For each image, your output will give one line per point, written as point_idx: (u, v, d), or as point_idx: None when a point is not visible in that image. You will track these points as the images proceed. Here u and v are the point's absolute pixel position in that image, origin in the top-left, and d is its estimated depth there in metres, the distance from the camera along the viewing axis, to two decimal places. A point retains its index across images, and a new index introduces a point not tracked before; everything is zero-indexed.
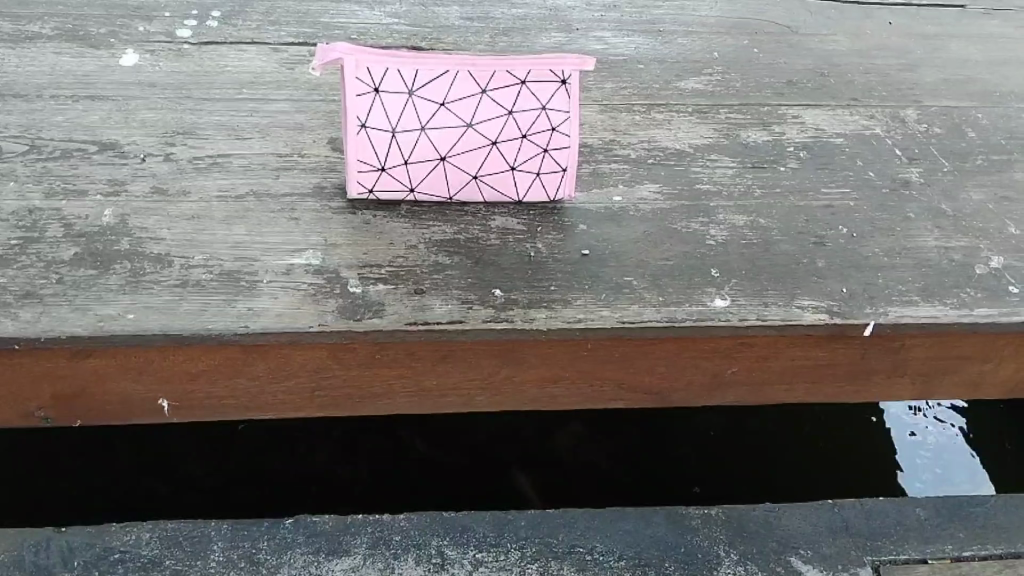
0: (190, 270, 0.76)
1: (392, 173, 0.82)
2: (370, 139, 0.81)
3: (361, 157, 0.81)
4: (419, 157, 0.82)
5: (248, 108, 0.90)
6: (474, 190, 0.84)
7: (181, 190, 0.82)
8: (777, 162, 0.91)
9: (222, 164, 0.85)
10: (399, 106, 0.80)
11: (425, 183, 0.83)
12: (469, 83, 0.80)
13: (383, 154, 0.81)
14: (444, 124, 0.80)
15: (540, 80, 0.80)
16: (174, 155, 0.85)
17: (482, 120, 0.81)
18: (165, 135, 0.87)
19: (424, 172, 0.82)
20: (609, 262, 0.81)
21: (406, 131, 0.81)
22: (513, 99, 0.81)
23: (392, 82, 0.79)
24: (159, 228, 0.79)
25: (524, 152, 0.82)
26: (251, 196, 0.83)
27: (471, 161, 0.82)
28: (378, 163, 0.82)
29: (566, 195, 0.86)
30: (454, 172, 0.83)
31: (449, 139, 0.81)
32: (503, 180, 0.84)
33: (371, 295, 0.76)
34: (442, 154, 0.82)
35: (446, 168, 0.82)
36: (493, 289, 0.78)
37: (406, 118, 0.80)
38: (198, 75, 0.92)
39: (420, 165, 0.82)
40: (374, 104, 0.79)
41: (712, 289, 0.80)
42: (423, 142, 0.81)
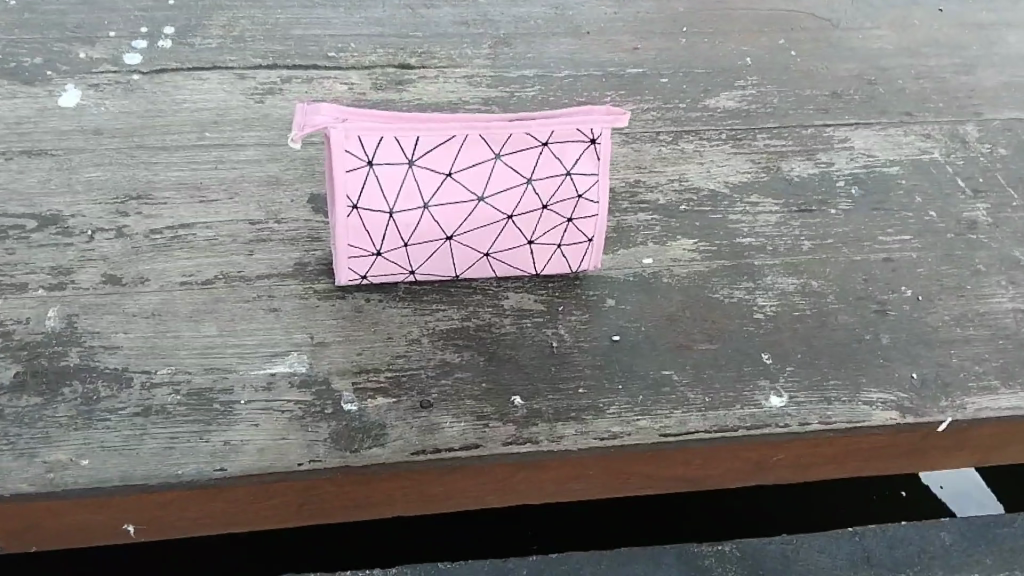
0: (152, 389, 0.68)
1: (391, 254, 0.70)
2: (364, 220, 0.69)
3: (354, 239, 0.69)
4: (422, 235, 0.70)
5: (212, 158, 0.78)
6: (487, 267, 0.73)
7: (137, 278, 0.72)
8: (827, 201, 0.79)
9: (184, 239, 0.74)
10: (398, 179, 0.68)
11: (431, 264, 0.71)
12: (481, 148, 0.68)
13: (381, 234, 0.69)
14: (453, 198, 0.69)
15: (562, 140, 0.69)
16: (127, 230, 0.74)
17: (497, 191, 0.69)
18: (117, 201, 0.75)
19: (430, 252, 0.71)
20: (642, 349, 0.71)
21: (408, 207, 0.69)
22: (532, 165, 0.69)
23: (389, 152, 0.67)
24: (112, 331, 0.70)
25: (545, 223, 0.71)
26: (220, 278, 0.73)
27: (485, 236, 0.71)
28: (374, 244, 0.70)
29: (592, 264, 0.74)
30: (464, 250, 0.71)
31: (458, 213, 0.69)
32: (521, 257, 0.72)
33: (369, 413, 0.68)
34: (450, 230, 0.70)
35: (455, 245, 0.71)
36: (512, 397, 0.69)
37: (407, 192, 0.68)
38: (151, 116, 0.79)
39: (424, 244, 0.70)
40: (369, 178, 0.67)
41: (765, 382, 0.70)
42: (428, 219, 0.69)
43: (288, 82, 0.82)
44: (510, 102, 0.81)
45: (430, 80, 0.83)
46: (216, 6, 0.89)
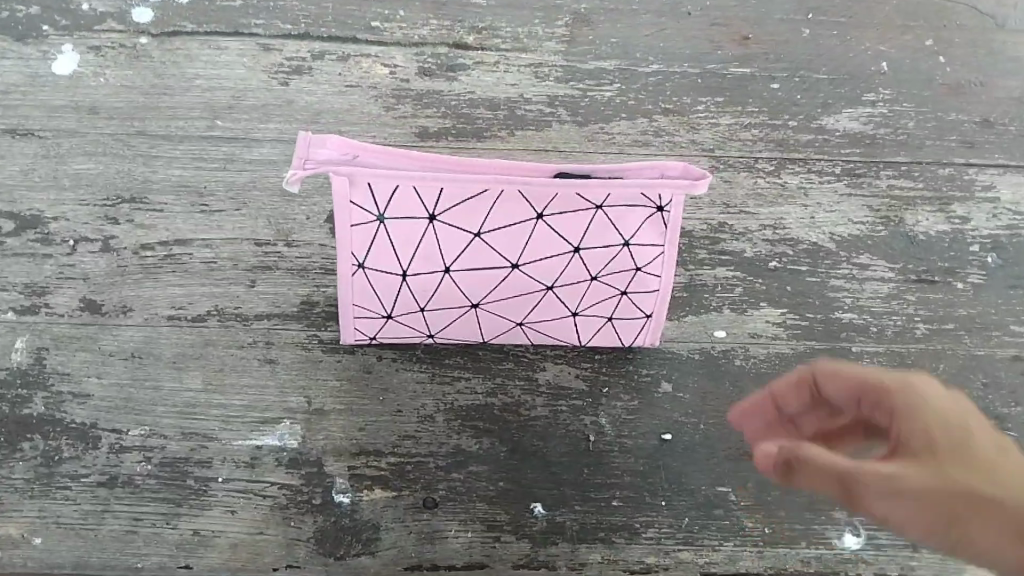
0: (121, 453, 0.59)
1: (405, 317, 0.59)
2: (373, 280, 0.57)
3: (360, 298, 0.58)
4: (442, 300, 0.58)
5: (221, 155, 0.66)
6: (521, 336, 0.60)
7: (119, 306, 0.62)
8: (953, 271, 0.64)
9: (177, 259, 0.64)
10: (414, 237, 0.55)
11: (453, 328, 0.60)
12: (519, 208, 0.53)
13: (393, 295, 0.58)
14: (480, 261, 0.56)
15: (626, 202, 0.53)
16: (114, 243, 0.64)
17: (536, 256, 0.56)
18: (107, 204, 0.65)
19: (450, 317, 0.59)
20: (698, 454, 0.60)
21: (425, 268, 0.56)
22: (583, 230, 0.54)
23: (403, 204, 0.53)
24: (83, 374, 0.61)
25: (591, 295, 0.58)
26: (213, 313, 0.62)
27: (517, 304, 0.58)
28: (385, 305, 0.58)
29: (650, 343, 0.61)
30: (492, 317, 0.59)
31: (486, 279, 0.57)
32: (562, 327, 0.60)
33: (361, 509, 0.58)
34: (475, 295, 0.58)
35: (482, 312, 0.59)
36: (531, 505, 0.59)
37: (424, 252, 0.55)
38: (156, 93, 0.67)
39: (444, 310, 0.58)
40: (379, 234, 0.55)
41: (840, 515, 0.59)
42: (448, 283, 0.57)
43: (319, 58, 0.69)
44: (580, 104, 0.68)
45: (488, 66, 0.69)
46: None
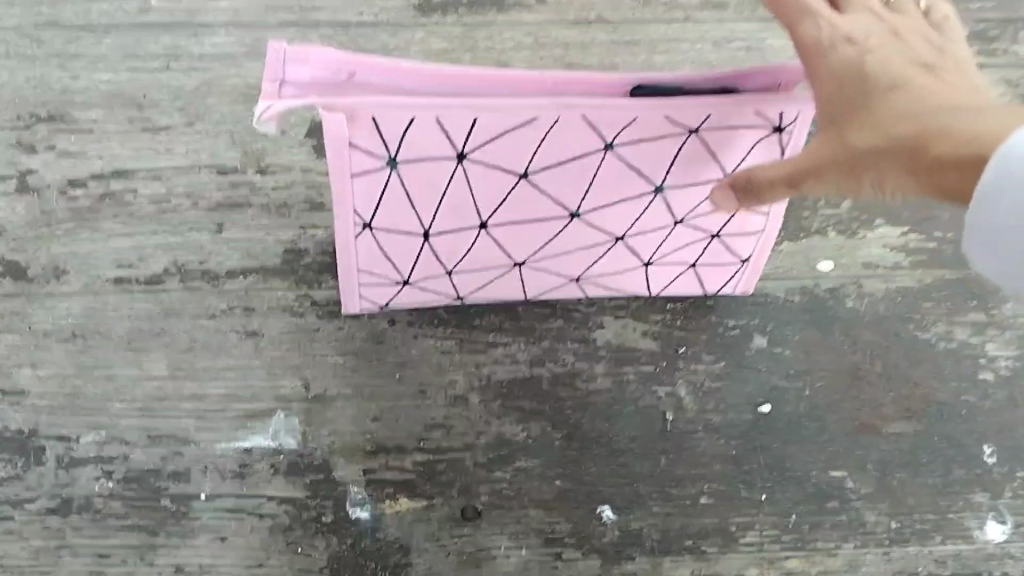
0: (72, 469, 0.46)
1: (427, 276, 0.45)
2: (386, 241, 0.43)
3: (369, 262, 0.44)
4: (476, 255, 0.44)
5: (162, 48, 0.51)
6: (574, 288, 0.48)
7: (50, 268, 0.48)
8: None
9: (119, 198, 0.49)
10: (440, 192, 0.40)
11: (489, 281, 0.46)
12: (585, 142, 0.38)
13: (412, 256, 0.44)
14: (530, 211, 0.42)
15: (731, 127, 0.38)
16: (33, 180, 0.49)
17: (606, 202, 0.41)
18: (19, 125, 0.49)
19: (486, 270, 0.45)
20: (804, 429, 0.49)
21: (455, 224, 0.42)
22: (670, 164, 0.40)
23: (426, 151, 0.38)
24: (12, 364, 0.47)
25: (672, 240, 0.45)
26: (173, 273, 0.48)
27: (575, 252, 0.45)
28: (402, 265, 0.44)
29: (736, 288, 0.49)
30: (541, 269, 0.46)
31: (537, 229, 0.43)
32: (630, 277, 0.47)
33: (386, 526, 0.46)
34: (521, 248, 0.44)
35: (528, 263, 0.45)
36: (599, 508, 0.47)
37: (456, 207, 0.41)
38: None
39: (479, 264, 0.45)
40: (391, 188, 0.39)
41: (982, 499, 0.48)
42: (485, 235, 0.43)
43: None
44: None
45: None
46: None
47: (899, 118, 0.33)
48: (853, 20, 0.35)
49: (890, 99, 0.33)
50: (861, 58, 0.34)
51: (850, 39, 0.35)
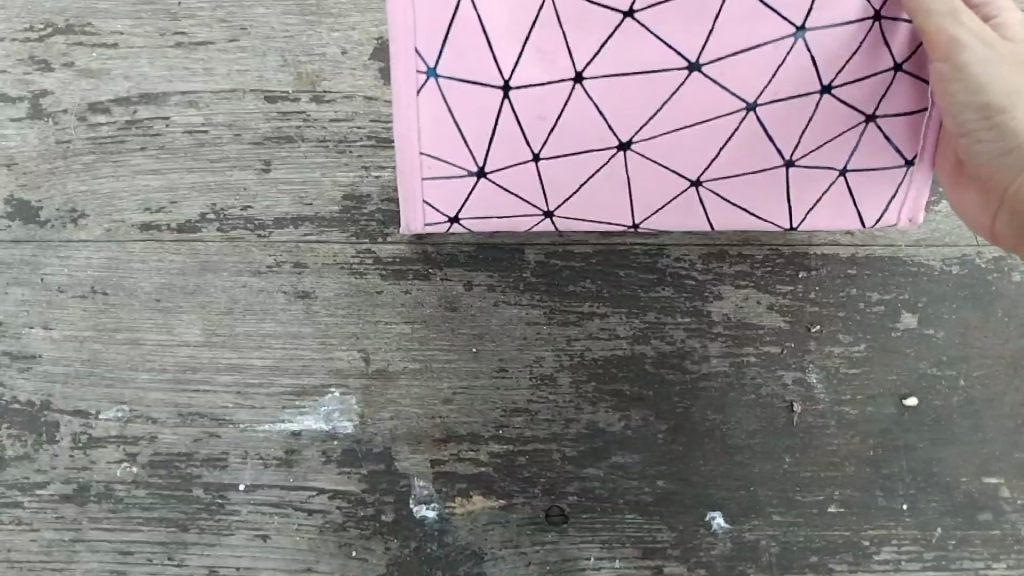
0: (90, 450, 0.39)
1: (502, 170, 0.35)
2: (445, 114, 0.33)
3: (430, 144, 0.34)
4: (561, 141, 0.33)
5: None
6: (692, 208, 0.36)
7: (66, 210, 0.40)
8: None
9: (148, 126, 0.41)
10: (520, 24, 0.31)
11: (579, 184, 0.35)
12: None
13: (483, 137, 0.33)
14: (630, 65, 0.31)
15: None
16: (48, 104, 0.41)
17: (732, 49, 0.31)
18: (32, 36, 0.41)
19: (576, 166, 0.34)
20: (955, 428, 0.40)
21: (535, 77, 0.32)
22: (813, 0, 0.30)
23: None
24: (22, 323, 0.40)
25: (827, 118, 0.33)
26: (211, 220, 0.41)
27: (695, 141, 0.33)
28: (470, 152, 0.34)
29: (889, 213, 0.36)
30: (645, 170, 0.34)
31: (641, 92, 0.32)
32: (762, 186, 0.35)
33: (456, 528, 0.39)
34: (620, 132, 0.33)
35: (629, 156, 0.34)
36: (708, 515, 0.40)
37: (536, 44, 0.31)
38: None
39: (567, 154, 0.34)
40: (446, 49, 0.31)
41: None
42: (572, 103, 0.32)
43: None
44: None
45: None
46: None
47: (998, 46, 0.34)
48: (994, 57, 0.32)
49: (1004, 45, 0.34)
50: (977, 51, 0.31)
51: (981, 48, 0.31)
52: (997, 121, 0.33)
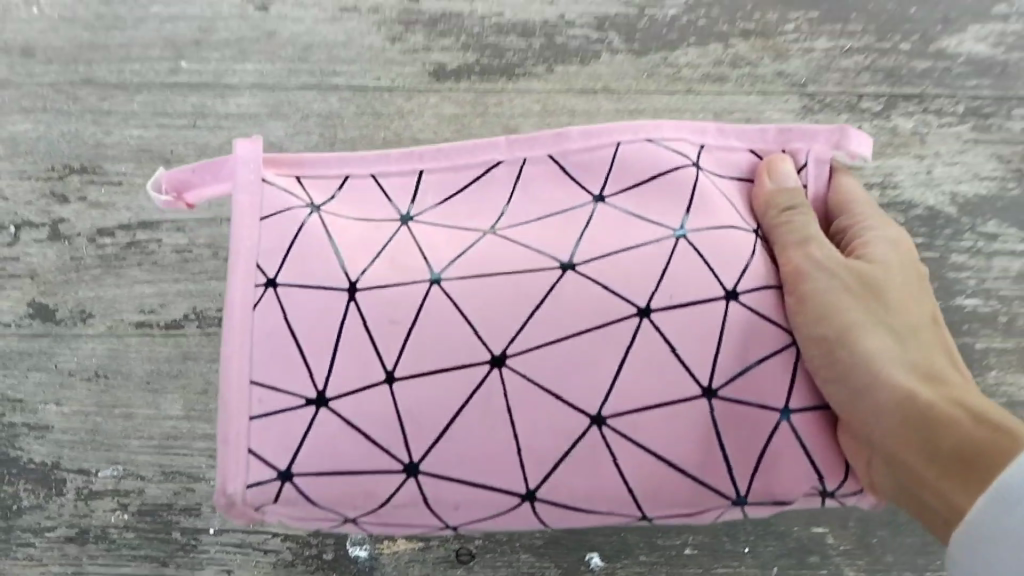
0: (90, 501, 0.49)
1: (377, 489, 0.32)
2: (285, 415, 0.32)
3: (280, 458, 0.32)
4: (463, 438, 0.32)
5: (190, 108, 0.52)
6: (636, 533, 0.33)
7: (77, 311, 0.51)
8: None
9: (144, 247, 0.52)
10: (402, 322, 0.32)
11: (492, 499, 0.32)
12: (521, 173, 0.36)
13: (337, 446, 0.32)
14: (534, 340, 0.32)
15: (743, 153, 0.36)
16: (65, 228, 0.52)
17: (677, 293, 0.32)
18: (53, 175, 0.52)
19: (482, 479, 0.32)
20: None
21: (406, 358, 0.32)
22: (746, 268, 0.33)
23: (356, 193, 0.36)
24: (38, 401, 0.50)
25: (772, 385, 0.32)
26: (192, 319, 0.51)
27: (648, 424, 0.31)
28: (329, 470, 0.32)
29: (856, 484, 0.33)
30: (589, 466, 0.32)
31: (563, 363, 0.31)
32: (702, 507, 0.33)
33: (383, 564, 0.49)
34: (556, 418, 0.31)
35: (546, 435, 0.31)
36: (587, 557, 0.49)
37: (398, 300, 0.32)
38: (104, 27, 0.53)
39: (468, 459, 0.32)
40: (307, 330, 0.32)
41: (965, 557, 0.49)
42: (464, 380, 0.31)
43: None
44: (636, 27, 0.53)
45: None
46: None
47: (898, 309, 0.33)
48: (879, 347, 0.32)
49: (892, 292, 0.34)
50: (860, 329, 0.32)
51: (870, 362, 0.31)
52: (916, 334, 0.33)
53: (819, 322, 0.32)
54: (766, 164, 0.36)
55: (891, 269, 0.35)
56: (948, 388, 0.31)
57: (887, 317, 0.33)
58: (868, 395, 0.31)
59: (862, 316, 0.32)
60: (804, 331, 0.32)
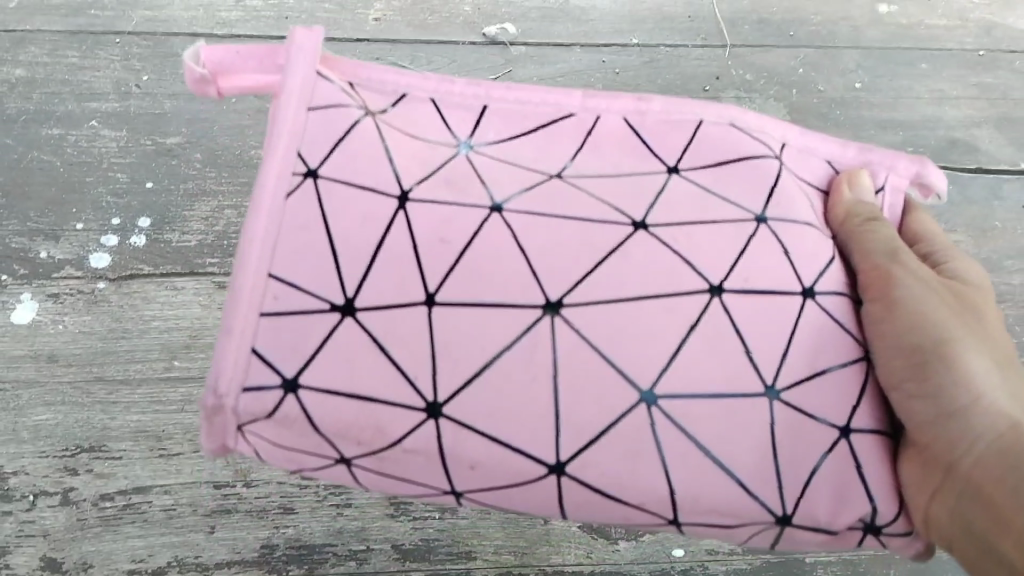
0: None
1: (390, 428, 0.39)
2: (300, 315, 0.40)
3: (289, 363, 0.39)
4: (500, 397, 0.39)
5: (179, 397, 0.67)
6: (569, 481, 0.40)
7: (80, 563, 0.64)
8: None
9: (138, 508, 0.65)
10: (464, 268, 0.40)
11: (522, 465, 0.39)
12: (592, 125, 0.48)
13: (353, 361, 0.39)
14: (593, 286, 0.40)
15: (823, 161, 0.50)
16: (74, 495, 0.65)
17: (751, 278, 0.41)
18: (66, 453, 0.65)
19: (504, 433, 0.39)
20: None
21: (447, 286, 0.40)
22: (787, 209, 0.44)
23: (414, 114, 0.48)
24: None
25: (823, 397, 0.41)
26: (174, 565, 0.64)
27: (707, 410, 0.39)
28: (328, 381, 0.39)
29: (889, 509, 0.41)
30: (625, 446, 0.39)
31: (625, 325, 0.40)
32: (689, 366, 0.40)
33: None
34: (605, 398, 0.39)
35: (574, 370, 0.39)
36: None
37: (447, 220, 0.41)
38: (114, 336, 0.67)
39: (490, 412, 0.39)
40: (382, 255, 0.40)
41: None
42: (517, 320, 0.40)
43: None
44: None
45: None
46: (184, 138, 0.71)
47: (995, 335, 0.44)
48: (979, 368, 0.42)
49: (992, 328, 0.44)
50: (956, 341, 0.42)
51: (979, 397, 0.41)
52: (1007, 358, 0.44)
53: (921, 332, 0.42)
54: (845, 176, 0.49)
55: (977, 301, 0.46)
56: None
57: (989, 348, 0.43)
58: (962, 423, 0.41)
59: (970, 339, 0.42)
60: (889, 333, 0.42)
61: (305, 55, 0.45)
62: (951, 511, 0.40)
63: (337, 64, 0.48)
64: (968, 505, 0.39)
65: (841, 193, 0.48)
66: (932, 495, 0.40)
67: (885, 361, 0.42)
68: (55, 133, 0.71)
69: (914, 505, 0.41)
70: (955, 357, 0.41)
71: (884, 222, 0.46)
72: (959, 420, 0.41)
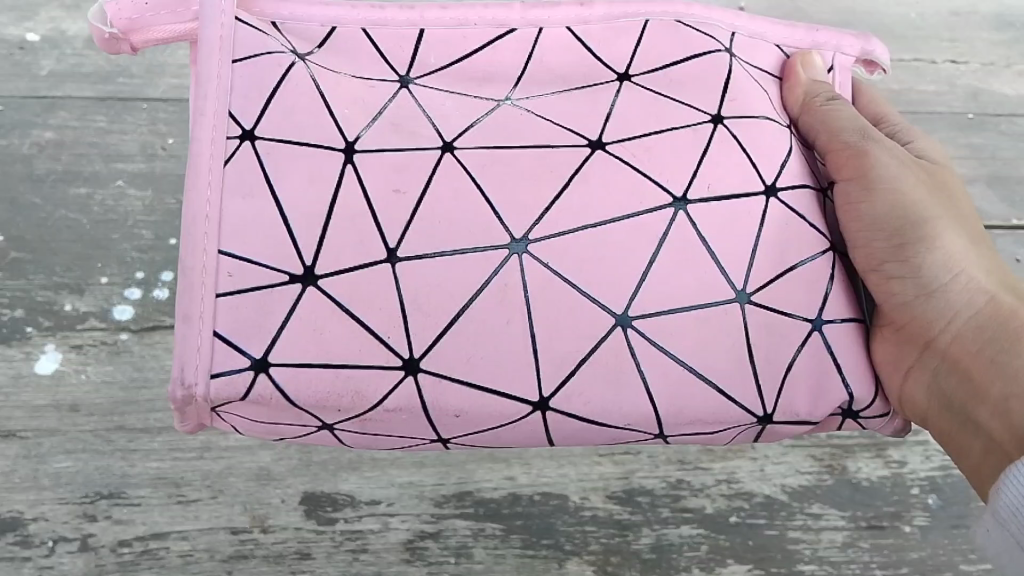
0: None
1: (369, 391, 0.43)
2: (265, 292, 0.43)
3: (255, 344, 0.43)
4: (477, 345, 0.44)
5: (198, 444, 0.68)
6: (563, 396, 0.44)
7: None
8: (900, 515, 0.69)
9: (156, 554, 0.66)
10: (429, 213, 0.44)
11: (504, 412, 0.44)
12: (539, 34, 0.51)
13: (321, 323, 0.43)
14: (553, 221, 0.45)
15: (773, 44, 0.54)
16: (92, 540, 0.66)
17: (711, 186, 0.46)
18: (86, 500, 0.66)
19: (480, 378, 0.44)
20: None
21: (407, 240, 0.44)
22: (749, 125, 0.48)
23: (347, 45, 0.51)
24: None
25: (794, 294, 0.46)
26: None
27: (685, 320, 0.45)
28: (302, 349, 0.43)
29: (865, 394, 0.47)
30: (601, 369, 0.44)
31: (584, 252, 0.44)
32: (669, 320, 0.44)
33: None
34: (578, 320, 0.44)
35: (554, 302, 0.44)
36: None
37: (402, 166, 0.45)
38: (136, 386, 0.69)
39: (469, 360, 0.44)
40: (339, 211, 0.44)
41: None
42: (481, 260, 0.44)
43: None
44: None
45: None
46: None
47: (965, 209, 0.52)
48: (951, 246, 0.49)
49: (958, 198, 0.52)
50: (931, 222, 0.49)
51: (954, 273, 0.48)
52: (972, 223, 0.51)
53: (899, 214, 0.48)
54: (798, 58, 0.54)
55: (940, 169, 0.54)
56: (1016, 295, 0.48)
57: (960, 224, 0.50)
58: (936, 303, 0.48)
59: (946, 221, 0.50)
60: (867, 233, 0.48)
61: (218, 9, 0.47)
62: (926, 387, 0.47)
63: (254, 6, 0.50)
64: (944, 376, 0.47)
65: (797, 74, 0.53)
66: (910, 369, 0.48)
67: (862, 248, 0.48)
68: (80, 192, 0.73)
69: (890, 381, 0.48)
70: (928, 239, 0.48)
71: (843, 102, 0.52)
72: (939, 297, 0.48)
